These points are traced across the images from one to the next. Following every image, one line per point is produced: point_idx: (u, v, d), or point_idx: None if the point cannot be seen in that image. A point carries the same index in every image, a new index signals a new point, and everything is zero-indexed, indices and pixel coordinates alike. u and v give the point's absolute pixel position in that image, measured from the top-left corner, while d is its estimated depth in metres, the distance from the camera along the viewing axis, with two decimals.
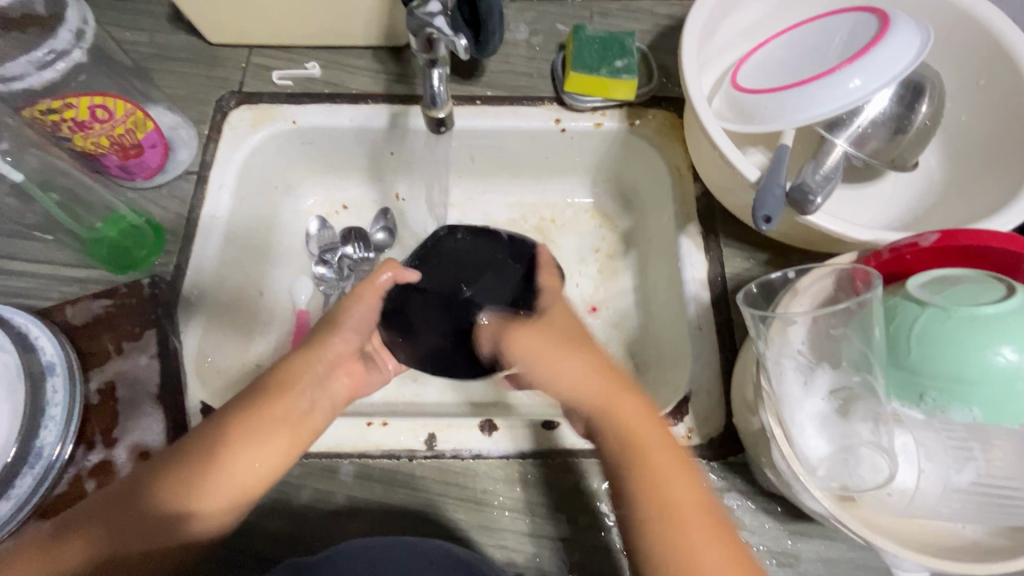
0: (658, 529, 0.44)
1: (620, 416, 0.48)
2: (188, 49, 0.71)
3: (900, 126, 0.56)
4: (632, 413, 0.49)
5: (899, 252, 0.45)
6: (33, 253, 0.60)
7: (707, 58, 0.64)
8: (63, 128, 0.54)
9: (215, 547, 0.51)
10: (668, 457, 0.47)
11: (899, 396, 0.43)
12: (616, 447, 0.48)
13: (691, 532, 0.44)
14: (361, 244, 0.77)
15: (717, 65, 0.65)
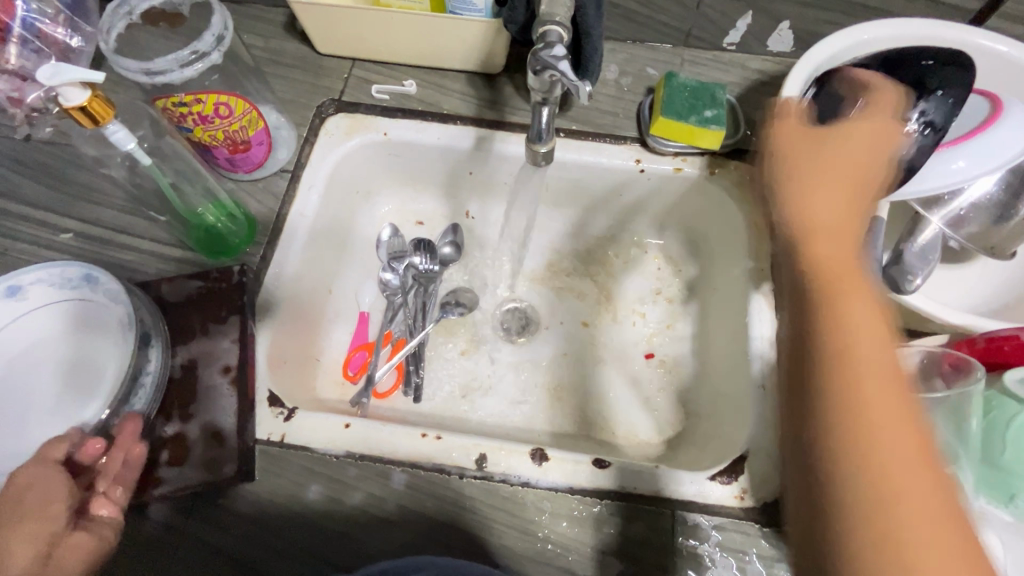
0: (899, 509, 0.32)
1: (843, 314, 0.36)
2: (298, 56, 0.76)
3: (1003, 214, 0.55)
4: (862, 321, 0.36)
5: (995, 342, 0.44)
6: (139, 230, 0.65)
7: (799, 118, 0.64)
8: (189, 119, 0.59)
9: (268, 532, 0.53)
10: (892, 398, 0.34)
11: (988, 493, 0.43)
12: (856, 396, 0.34)
13: (935, 505, 0.32)
14: (428, 256, 0.79)
15: None
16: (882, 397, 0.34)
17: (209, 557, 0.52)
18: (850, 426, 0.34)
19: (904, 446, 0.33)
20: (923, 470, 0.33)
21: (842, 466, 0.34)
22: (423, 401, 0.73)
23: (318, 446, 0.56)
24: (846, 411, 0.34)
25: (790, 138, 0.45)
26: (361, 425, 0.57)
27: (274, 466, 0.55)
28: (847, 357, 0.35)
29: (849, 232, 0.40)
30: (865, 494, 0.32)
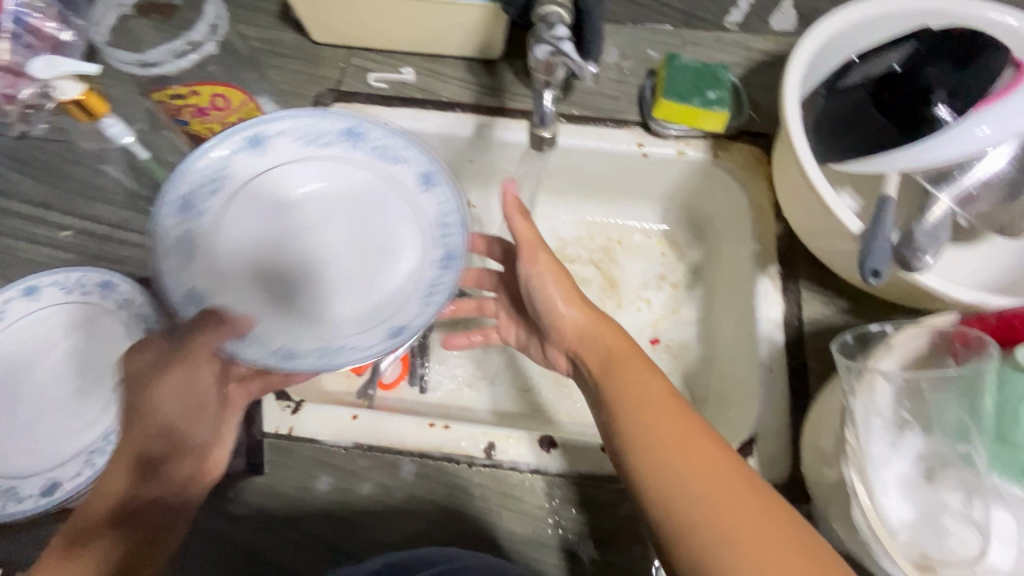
0: (724, 536, 0.40)
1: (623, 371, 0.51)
2: (293, 45, 0.75)
3: (1015, 190, 0.54)
4: (637, 371, 0.51)
5: (1007, 318, 0.43)
6: (140, 226, 0.64)
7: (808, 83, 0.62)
8: (185, 111, 0.58)
9: (279, 523, 0.54)
10: (667, 413, 0.47)
11: (1004, 473, 0.41)
12: (640, 418, 0.48)
13: (757, 518, 0.41)
14: None
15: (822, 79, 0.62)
16: (657, 422, 0.47)
17: (222, 549, 0.53)
18: (650, 447, 0.46)
19: (686, 467, 0.44)
20: (724, 479, 0.43)
21: (658, 490, 0.44)
22: (430, 391, 0.73)
23: (325, 438, 0.56)
24: (642, 431, 0.47)
25: (551, 275, 0.57)
26: (369, 416, 0.57)
27: (281, 460, 0.55)
28: (635, 399, 0.49)
29: (613, 336, 0.54)
30: (680, 505, 0.43)
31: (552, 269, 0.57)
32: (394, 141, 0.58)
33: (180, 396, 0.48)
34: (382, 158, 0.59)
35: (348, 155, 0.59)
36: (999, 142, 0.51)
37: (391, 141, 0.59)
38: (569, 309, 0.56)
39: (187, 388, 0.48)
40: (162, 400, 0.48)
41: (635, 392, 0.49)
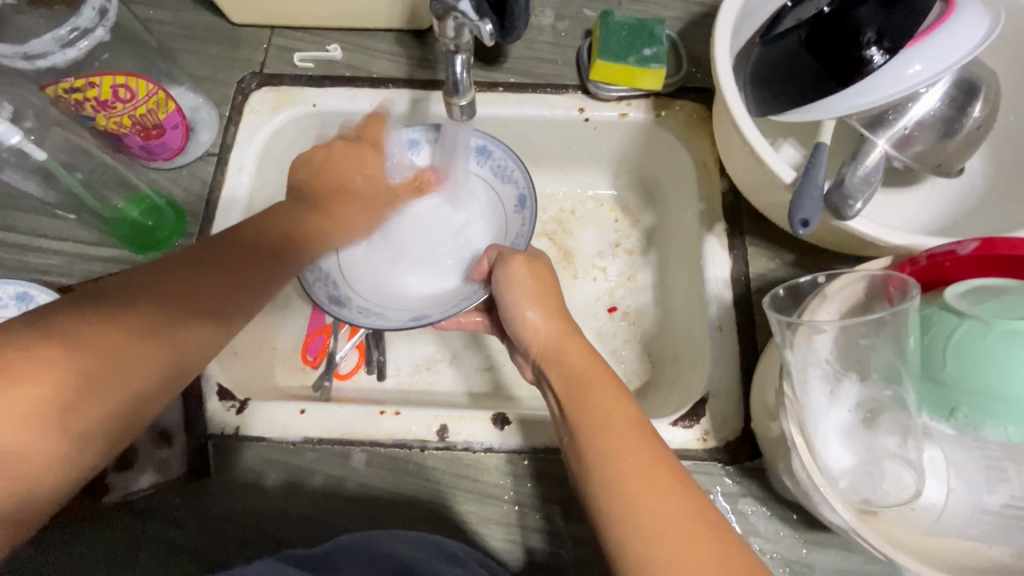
0: None
1: (592, 398, 0.45)
2: (208, 28, 0.70)
3: (949, 129, 0.54)
4: (609, 399, 0.44)
5: (937, 260, 0.42)
6: (60, 231, 0.61)
7: (742, 35, 0.60)
8: (87, 106, 0.57)
9: (229, 524, 0.52)
10: (632, 449, 0.41)
11: (930, 410, 0.42)
12: (609, 459, 0.41)
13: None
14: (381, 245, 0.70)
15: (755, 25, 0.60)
16: (621, 443, 0.41)
17: (174, 555, 0.52)
18: (598, 461, 0.41)
19: (634, 483, 0.39)
20: (674, 504, 0.38)
21: (601, 507, 0.39)
22: (387, 377, 0.72)
23: (273, 434, 0.55)
24: (611, 476, 0.40)
25: (527, 274, 0.56)
26: (317, 409, 0.56)
27: (229, 461, 0.54)
28: (597, 415, 0.43)
29: (594, 366, 0.47)
30: (617, 516, 0.38)
31: (525, 269, 0.56)
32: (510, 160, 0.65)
33: (198, 345, 0.46)
34: (496, 176, 0.67)
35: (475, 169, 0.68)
36: (930, 82, 0.50)
37: (508, 162, 0.66)
38: (538, 316, 0.53)
39: (209, 339, 0.47)
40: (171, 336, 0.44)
41: (608, 428, 0.42)
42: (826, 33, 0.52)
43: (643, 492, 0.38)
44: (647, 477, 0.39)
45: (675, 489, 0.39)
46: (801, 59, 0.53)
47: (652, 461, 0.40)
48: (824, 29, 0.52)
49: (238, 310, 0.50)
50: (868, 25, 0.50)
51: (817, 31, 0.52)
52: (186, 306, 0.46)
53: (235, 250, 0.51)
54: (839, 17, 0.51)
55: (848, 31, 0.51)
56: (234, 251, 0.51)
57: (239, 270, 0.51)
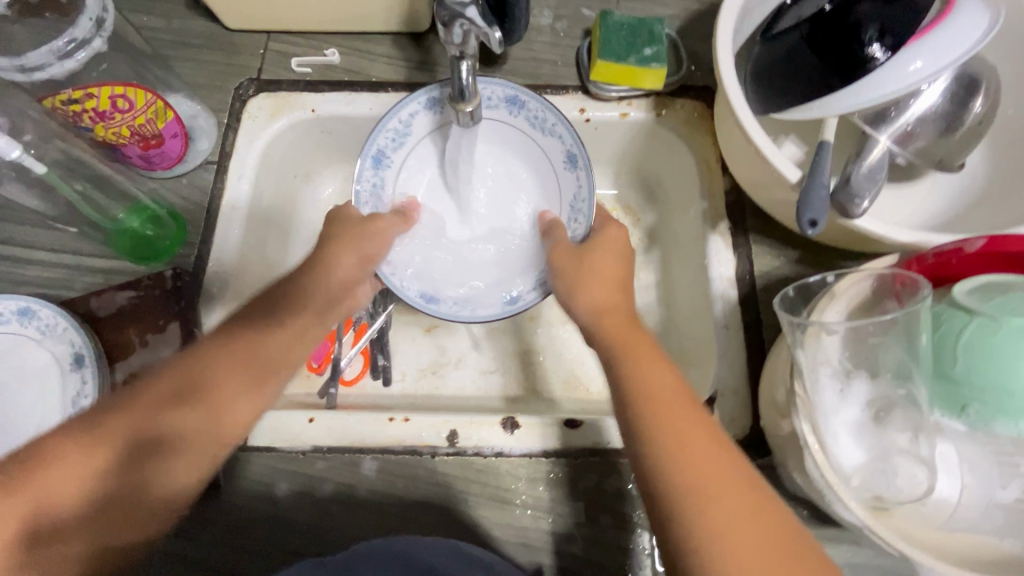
0: None
1: (643, 373, 0.43)
2: (203, 34, 0.69)
3: (950, 124, 0.54)
4: (658, 372, 0.44)
5: (944, 257, 0.43)
6: (59, 244, 0.60)
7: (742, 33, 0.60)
8: (85, 118, 0.56)
9: (241, 535, 0.52)
10: (690, 432, 0.40)
11: (942, 408, 0.42)
12: (662, 441, 0.40)
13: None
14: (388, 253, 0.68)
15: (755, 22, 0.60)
16: (701, 463, 0.38)
17: (187, 568, 0.52)
18: (664, 456, 0.39)
19: (729, 513, 0.36)
20: (766, 534, 0.36)
21: (695, 537, 0.36)
22: (393, 382, 0.72)
23: (282, 444, 0.54)
24: (672, 460, 0.39)
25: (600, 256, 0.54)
26: (326, 417, 0.55)
27: (238, 472, 0.54)
28: (682, 434, 0.40)
29: (659, 368, 0.44)
30: (686, 520, 0.37)
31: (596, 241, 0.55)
32: (549, 114, 0.61)
33: (234, 411, 0.48)
34: (534, 127, 0.63)
35: (509, 119, 0.64)
36: (932, 78, 0.50)
37: (547, 114, 0.62)
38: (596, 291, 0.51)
39: (248, 406, 0.48)
40: (201, 401, 0.47)
41: (661, 404, 0.42)
42: (826, 33, 0.52)
43: (702, 477, 0.38)
44: (703, 460, 0.39)
45: (747, 487, 0.38)
46: (802, 59, 0.54)
47: (709, 446, 0.39)
48: (824, 29, 0.52)
49: (287, 373, 0.51)
50: (868, 25, 0.50)
51: (817, 32, 0.53)
52: (225, 368, 0.48)
53: (282, 301, 0.53)
54: (838, 18, 0.52)
55: (848, 30, 0.51)
56: (278, 309, 0.53)
57: (286, 317, 0.52)
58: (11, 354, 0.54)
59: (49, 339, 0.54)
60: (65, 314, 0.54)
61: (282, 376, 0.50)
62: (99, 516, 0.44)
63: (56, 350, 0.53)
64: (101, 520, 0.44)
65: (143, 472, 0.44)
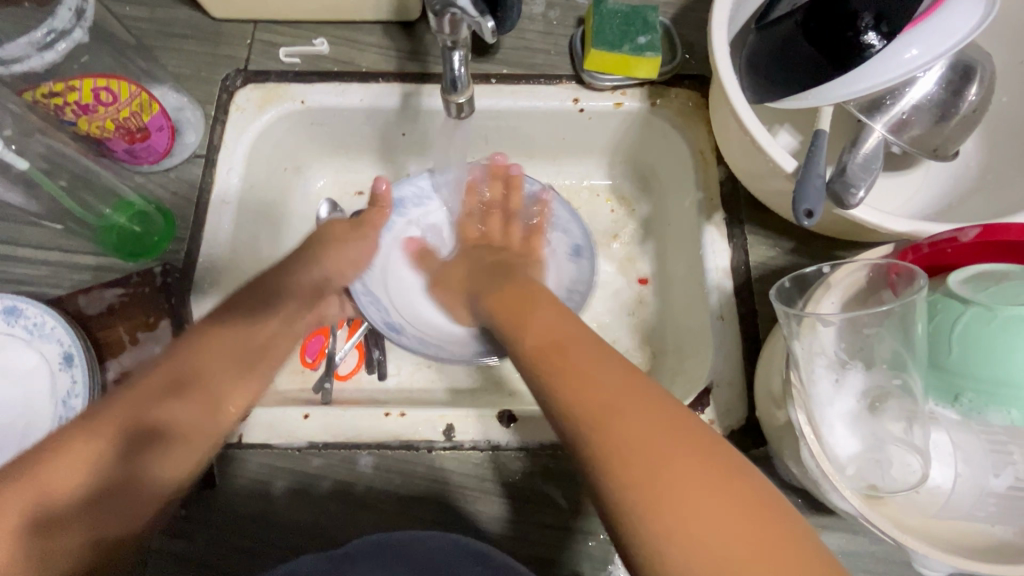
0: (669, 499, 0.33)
1: (528, 317, 0.50)
2: (188, 23, 0.67)
3: (945, 113, 0.54)
4: (541, 314, 0.50)
5: (939, 246, 0.43)
6: (44, 240, 0.59)
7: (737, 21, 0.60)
8: (67, 111, 0.55)
9: (236, 533, 0.52)
10: (567, 347, 0.43)
11: (936, 396, 0.43)
12: (544, 359, 0.43)
13: (694, 476, 0.33)
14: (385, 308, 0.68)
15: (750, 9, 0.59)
16: (566, 368, 0.41)
17: (182, 567, 0.51)
18: (544, 370, 0.42)
19: (646, 449, 0.34)
20: (701, 463, 0.34)
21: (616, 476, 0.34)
22: (389, 376, 0.71)
23: (278, 441, 0.54)
24: (553, 372, 0.41)
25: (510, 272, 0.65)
26: (321, 413, 0.55)
27: (233, 469, 0.53)
28: (573, 377, 0.40)
29: (569, 328, 0.46)
30: (581, 430, 0.37)
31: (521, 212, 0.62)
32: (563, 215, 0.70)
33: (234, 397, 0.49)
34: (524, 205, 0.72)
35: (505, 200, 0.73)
36: (926, 66, 0.50)
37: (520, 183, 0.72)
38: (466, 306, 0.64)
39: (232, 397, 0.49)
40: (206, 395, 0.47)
41: (542, 334, 0.46)
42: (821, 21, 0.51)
43: (577, 383, 0.39)
44: (584, 367, 0.40)
45: (647, 396, 0.38)
46: (797, 47, 0.53)
47: (595, 359, 0.41)
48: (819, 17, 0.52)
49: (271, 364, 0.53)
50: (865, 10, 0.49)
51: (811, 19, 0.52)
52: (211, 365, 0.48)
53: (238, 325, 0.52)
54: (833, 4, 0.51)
55: (844, 17, 0.50)
56: (236, 320, 0.52)
57: (234, 329, 0.51)
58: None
59: (36, 338, 0.53)
60: (51, 313, 0.53)
61: (263, 368, 0.52)
62: (102, 504, 0.41)
63: (44, 349, 0.53)
64: (102, 513, 0.40)
65: (147, 458, 0.43)
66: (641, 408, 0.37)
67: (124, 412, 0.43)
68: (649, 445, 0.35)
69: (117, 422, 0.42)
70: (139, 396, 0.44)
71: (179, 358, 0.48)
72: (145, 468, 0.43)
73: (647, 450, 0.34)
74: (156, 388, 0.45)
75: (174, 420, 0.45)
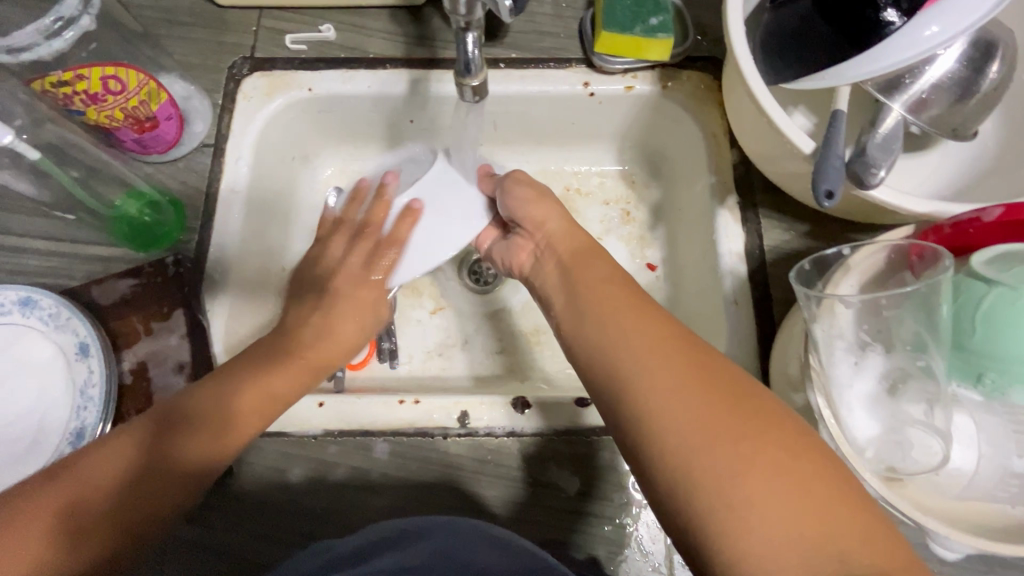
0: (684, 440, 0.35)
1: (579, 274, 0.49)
2: (193, 11, 0.67)
3: (965, 91, 0.53)
4: (593, 270, 0.49)
5: (962, 227, 0.43)
6: (54, 232, 0.59)
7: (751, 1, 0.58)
8: (76, 101, 0.55)
9: (255, 521, 0.53)
10: (621, 301, 0.44)
11: (958, 378, 0.42)
12: (596, 313, 0.45)
13: (737, 437, 0.34)
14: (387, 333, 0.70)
15: None
16: (621, 321, 0.43)
17: (201, 555, 0.52)
18: (597, 322, 0.44)
19: (715, 439, 0.34)
20: (778, 459, 0.33)
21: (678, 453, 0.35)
22: (400, 364, 0.71)
23: (293, 429, 0.54)
24: (606, 328, 0.43)
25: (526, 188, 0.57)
26: (336, 401, 0.55)
27: (251, 458, 0.54)
28: (618, 314, 0.44)
29: (616, 301, 0.45)
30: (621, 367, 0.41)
31: (527, 185, 0.57)
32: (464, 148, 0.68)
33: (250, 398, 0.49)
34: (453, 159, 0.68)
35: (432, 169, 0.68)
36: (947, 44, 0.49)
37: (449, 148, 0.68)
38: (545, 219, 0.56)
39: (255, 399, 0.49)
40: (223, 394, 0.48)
41: (602, 294, 0.46)
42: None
43: (629, 334, 0.42)
44: (634, 322, 0.42)
45: (697, 361, 0.39)
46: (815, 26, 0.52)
47: (650, 321, 0.42)
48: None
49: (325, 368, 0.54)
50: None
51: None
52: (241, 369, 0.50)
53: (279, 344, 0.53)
54: None
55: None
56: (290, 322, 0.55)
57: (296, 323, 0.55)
58: (15, 347, 0.53)
59: (53, 330, 0.53)
60: (66, 305, 0.53)
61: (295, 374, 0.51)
62: (125, 488, 0.43)
63: (61, 340, 0.53)
64: (128, 493, 0.43)
65: (171, 446, 0.45)
66: (688, 368, 0.38)
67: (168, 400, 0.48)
68: (684, 395, 0.37)
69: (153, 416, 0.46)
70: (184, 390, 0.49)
71: (236, 359, 0.52)
72: (167, 449, 0.45)
73: (681, 403, 0.36)
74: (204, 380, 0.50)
75: (203, 406, 0.47)
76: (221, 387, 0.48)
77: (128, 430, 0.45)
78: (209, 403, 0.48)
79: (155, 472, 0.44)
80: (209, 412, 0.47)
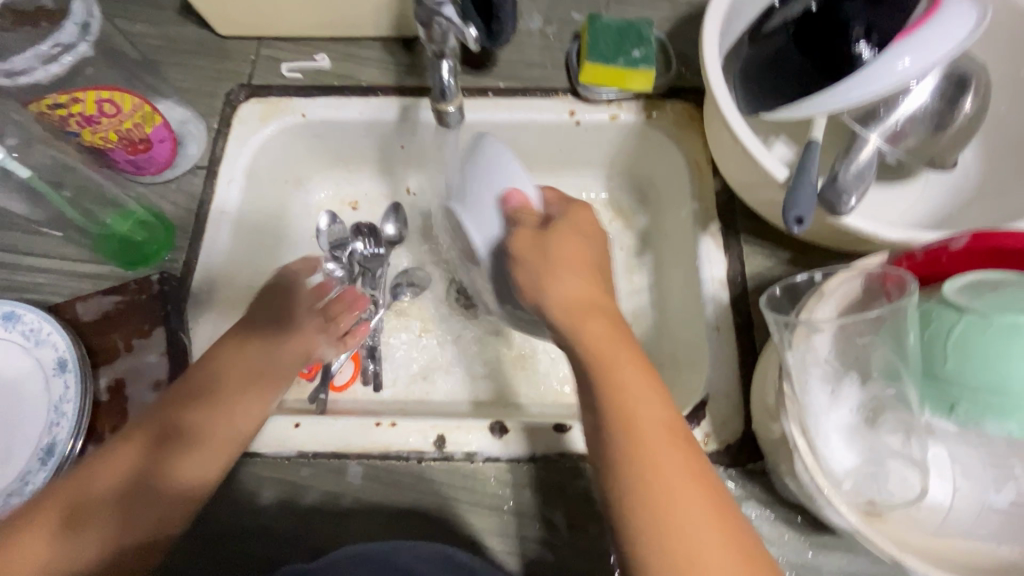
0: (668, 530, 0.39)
1: (587, 329, 0.45)
2: (195, 40, 0.69)
3: (941, 123, 0.54)
4: (602, 328, 0.45)
5: (934, 254, 0.42)
6: (45, 249, 0.60)
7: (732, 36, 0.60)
8: (71, 123, 0.57)
9: (224, 546, 0.52)
10: (626, 366, 0.44)
11: (931, 407, 0.41)
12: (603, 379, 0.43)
13: (704, 525, 0.39)
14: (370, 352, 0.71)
15: (744, 19, 0.60)
16: (630, 391, 0.42)
17: None
18: (605, 390, 0.43)
19: (694, 528, 0.38)
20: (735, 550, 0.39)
21: (634, 517, 0.39)
22: (384, 388, 0.70)
23: (268, 450, 0.54)
24: (617, 395, 0.42)
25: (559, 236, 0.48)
26: (312, 422, 0.55)
27: (225, 478, 0.53)
28: (626, 385, 0.43)
29: (623, 357, 0.44)
30: (623, 443, 0.41)
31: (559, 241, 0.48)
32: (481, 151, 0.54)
33: (238, 416, 0.54)
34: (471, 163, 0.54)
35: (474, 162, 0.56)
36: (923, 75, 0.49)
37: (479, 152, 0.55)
38: (573, 281, 0.47)
39: (239, 417, 0.54)
40: (208, 391, 0.54)
41: (611, 357, 0.44)
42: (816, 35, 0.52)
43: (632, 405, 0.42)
44: (633, 387, 0.43)
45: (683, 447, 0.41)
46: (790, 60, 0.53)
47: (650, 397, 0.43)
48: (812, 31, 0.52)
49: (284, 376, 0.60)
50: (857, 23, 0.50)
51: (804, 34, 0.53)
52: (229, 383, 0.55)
53: (250, 354, 0.58)
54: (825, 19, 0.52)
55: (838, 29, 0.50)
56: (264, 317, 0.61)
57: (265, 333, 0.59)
58: None
59: (33, 344, 0.54)
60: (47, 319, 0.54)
61: (276, 385, 0.59)
62: (125, 507, 0.49)
63: (38, 355, 0.53)
64: (127, 509, 0.49)
65: (167, 469, 0.50)
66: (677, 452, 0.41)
67: (157, 420, 0.52)
68: (675, 485, 0.40)
69: (147, 433, 0.51)
70: (170, 406, 0.53)
71: (215, 365, 0.56)
72: (165, 467, 0.51)
73: (672, 485, 0.40)
74: (185, 392, 0.54)
75: (199, 423, 0.53)
76: (216, 411, 0.54)
77: (129, 440, 0.51)
78: (210, 426, 0.53)
79: (153, 487, 0.50)
80: (201, 428, 0.53)
